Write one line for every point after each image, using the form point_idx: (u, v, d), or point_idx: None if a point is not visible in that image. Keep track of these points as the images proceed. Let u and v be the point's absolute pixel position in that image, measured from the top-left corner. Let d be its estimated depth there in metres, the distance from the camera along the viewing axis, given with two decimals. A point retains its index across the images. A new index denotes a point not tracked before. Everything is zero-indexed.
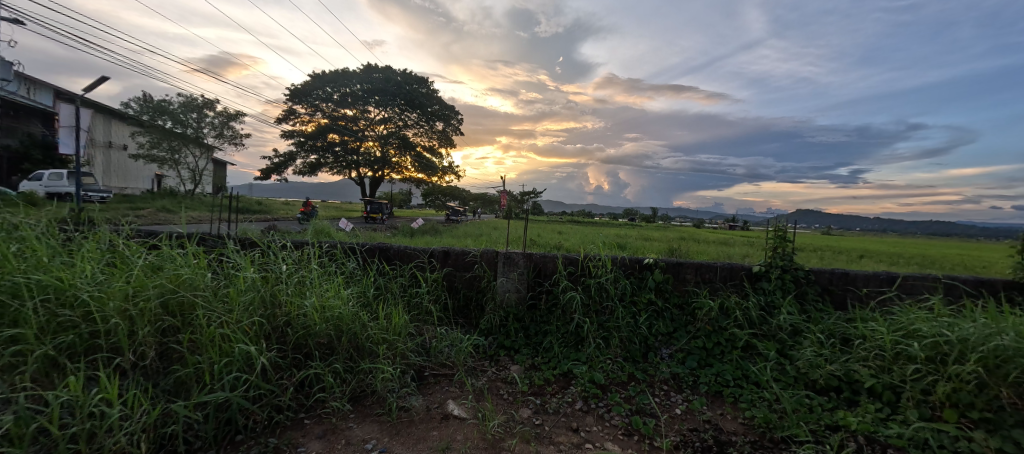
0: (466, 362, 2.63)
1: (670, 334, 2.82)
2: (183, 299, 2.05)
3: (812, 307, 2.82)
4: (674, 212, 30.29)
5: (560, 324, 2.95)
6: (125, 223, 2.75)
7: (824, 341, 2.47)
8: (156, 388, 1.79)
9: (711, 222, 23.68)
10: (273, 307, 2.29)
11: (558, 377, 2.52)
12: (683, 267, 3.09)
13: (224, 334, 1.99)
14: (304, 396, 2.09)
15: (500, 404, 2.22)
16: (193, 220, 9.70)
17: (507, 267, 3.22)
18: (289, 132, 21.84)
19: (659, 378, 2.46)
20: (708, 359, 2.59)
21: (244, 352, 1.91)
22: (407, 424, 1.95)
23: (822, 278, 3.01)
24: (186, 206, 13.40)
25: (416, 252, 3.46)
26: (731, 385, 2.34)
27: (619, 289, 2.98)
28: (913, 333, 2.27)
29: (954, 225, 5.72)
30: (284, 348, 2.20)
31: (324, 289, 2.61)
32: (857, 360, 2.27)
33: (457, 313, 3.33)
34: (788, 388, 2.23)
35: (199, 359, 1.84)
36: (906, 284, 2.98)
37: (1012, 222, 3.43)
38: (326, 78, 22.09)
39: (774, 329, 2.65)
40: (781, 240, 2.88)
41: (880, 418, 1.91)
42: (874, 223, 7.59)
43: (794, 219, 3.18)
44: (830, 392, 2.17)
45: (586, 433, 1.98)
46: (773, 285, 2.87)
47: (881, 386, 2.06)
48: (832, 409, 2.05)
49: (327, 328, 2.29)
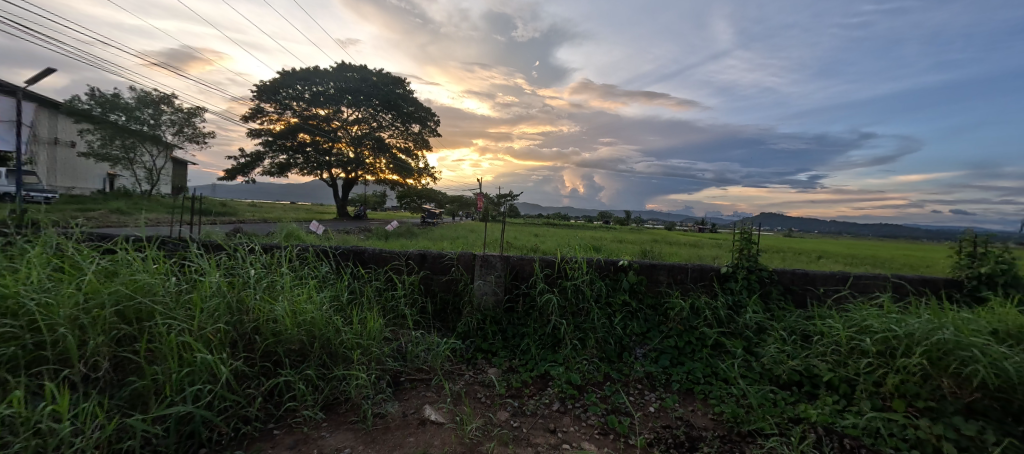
0: (443, 366, 2.62)
1: (645, 335, 2.90)
2: (141, 306, 1.94)
3: (775, 306, 2.99)
4: (648, 216, 31.11)
5: (537, 327, 2.98)
6: (74, 224, 2.56)
7: (786, 338, 2.62)
8: (111, 402, 1.68)
9: (681, 225, 24.73)
10: (239, 313, 2.20)
11: (536, 379, 2.54)
12: (657, 268, 3.19)
13: (187, 342, 1.91)
14: (273, 405, 2.01)
15: (478, 407, 2.22)
16: (149, 223, 9.04)
17: (485, 270, 3.22)
18: (257, 131, 20.97)
19: (633, 377, 2.52)
20: (680, 357, 2.67)
21: (207, 360, 1.83)
22: (383, 431, 1.91)
23: (784, 277, 3.18)
24: (140, 207, 12.47)
25: (393, 255, 3.42)
26: (701, 382, 2.43)
27: (595, 291, 3.05)
28: (865, 328, 2.43)
29: (903, 227, 6.20)
30: (251, 356, 2.11)
31: (296, 293, 2.54)
32: (816, 354, 2.41)
33: (434, 316, 3.30)
34: (754, 383, 2.35)
35: (158, 369, 1.74)
36: (859, 283, 3.20)
37: (951, 226, 3.72)
38: (297, 74, 21.16)
39: (741, 328, 2.79)
40: (746, 242, 3.06)
41: (836, 409, 2.04)
42: (833, 226, 8.12)
43: (759, 222, 3.36)
44: (792, 386, 2.29)
45: (564, 433, 2.01)
46: (739, 285, 3.02)
47: (838, 379, 2.20)
48: (794, 403, 2.18)
49: (299, 334, 2.22)
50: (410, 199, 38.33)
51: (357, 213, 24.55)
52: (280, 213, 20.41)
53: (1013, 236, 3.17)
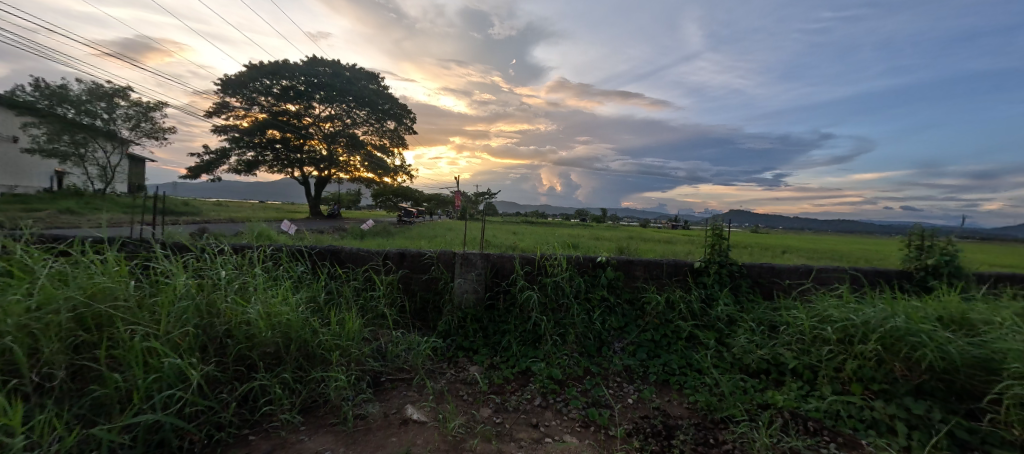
0: (424, 365, 2.60)
1: (623, 329, 2.97)
2: (100, 312, 1.84)
3: (745, 298, 3.13)
4: (624, 213, 31.75)
5: (517, 323, 3.00)
6: (22, 225, 2.38)
7: (755, 328, 2.76)
8: (69, 413, 1.58)
9: (655, 222, 25.41)
10: (209, 316, 2.11)
11: (517, 375, 2.57)
12: (633, 264, 3.29)
13: (152, 348, 1.82)
14: (248, 411, 1.93)
15: (460, 405, 2.22)
16: (107, 224, 8.53)
17: (464, 268, 3.22)
18: (222, 127, 20.01)
19: (612, 370, 2.58)
20: (656, 350, 2.76)
21: (176, 365, 1.76)
22: (364, 432, 1.89)
23: (753, 271, 3.34)
24: (94, 207, 11.65)
25: (372, 254, 3.37)
26: (677, 373, 2.52)
27: (574, 287, 3.10)
28: (826, 318, 2.58)
29: (859, 223, 6.59)
30: (223, 361, 2.03)
31: (270, 294, 2.46)
32: (782, 344, 2.54)
33: (414, 316, 3.27)
34: (726, 372, 2.46)
35: (122, 377, 1.66)
36: (820, 276, 3.39)
37: (902, 221, 4.00)
38: (263, 68, 20.01)
39: (713, 320, 2.91)
40: (718, 238, 3.19)
41: (801, 394, 2.17)
42: (797, 222, 8.52)
43: (729, 218, 3.50)
44: (761, 374, 2.42)
45: (546, 427, 2.04)
46: (712, 279, 3.16)
47: (802, 366, 2.33)
48: (763, 389, 2.30)
49: (274, 336, 2.15)
50: (387, 198, 37.59)
51: (331, 213, 23.92)
52: (250, 213, 19.12)
53: (954, 229, 3.45)
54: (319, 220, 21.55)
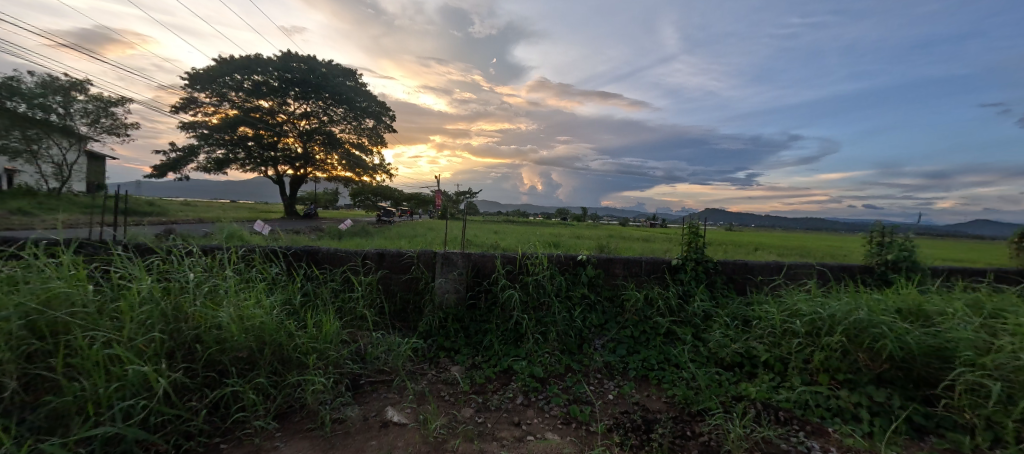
0: (405, 366, 2.57)
1: (603, 326, 3.03)
2: (56, 318, 1.74)
3: (719, 294, 3.24)
4: (604, 212, 32.21)
5: (499, 322, 3.01)
6: None
7: (729, 323, 2.85)
8: (22, 426, 1.49)
9: (635, 221, 25.91)
10: (176, 321, 2.02)
11: (499, 374, 2.57)
12: (613, 262, 3.35)
13: (114, 354, 1.74)
14: (219, 418, 1.87)
15: (442, 406, 2.21)
16: (63, 226, 8.03)
17: (446, 268, 3.20)
18: (189, 124, 19.14)
19: (592, 367, 2.63)
20: (635, 346, 2.82)
21: (140, 372, 1.68)
22: (342, 436, 1.85)
23: (727, 268, 3.46)
24: (48, 207, 10.92)
25: (350, 254, 3.31)
26: (655, 368, 2.58)
27: (555, 285, 3.13)
28: (795, 312, 2.70)
29: (826, 221, 6.91)
30: (192, 367, 1.95)
31: (243, 297, 2.38)
32: (754, 337, 2.64)
33: (394, 316, 3.22)
34: (702, 366, 2.54)
35: (81, 386, 1.57)
36: (790, 272, 3.53)
37: (864, 219, 4.22)
38: (234, 62, 19.26)
39: (690, 316, 3.00)
40: (694, 236, 3.29)
41: (772, 385, 2.27)
42: (769, 220, 8.85)
43: (705, 216, 3.60)
44: (735, 367, 2.51)
45: (528, 425, 2.06)
46: (688, 276, 3.25)
47: (773, 359, 2.44)
48: (736, 382, 2.38)
49: (247, 340, 2.08)
50: (366, 197, 36.84)
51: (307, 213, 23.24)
52: (220, 213, 18.36)
53: (910, 226, 3.67)
54: (294, 220, 20.91)
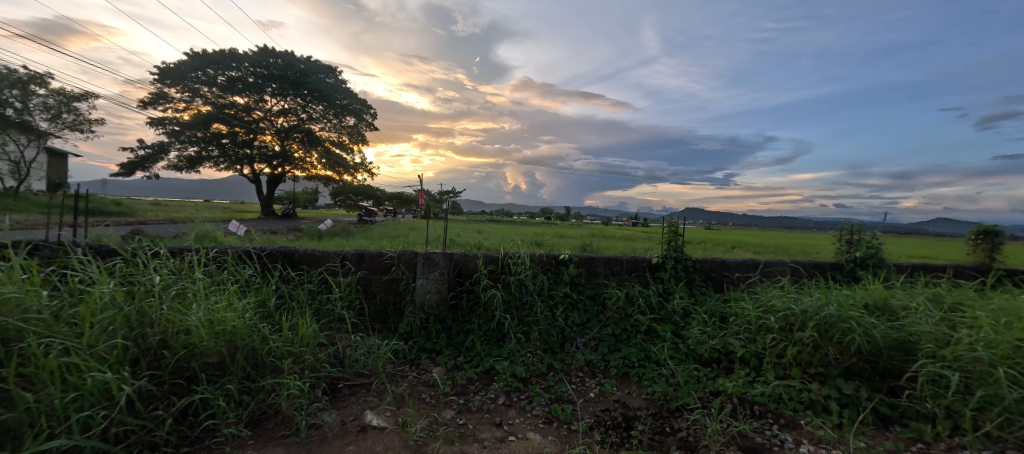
0: (385, 369, 2.52)
1: (585, 324, 3.05)
2: (7, 325, 1.63)
3: (698, 291, 3.31)
4: (588, 211, 32.54)
5: (481, 323, 2.99)
6: None
7: (707, 320, 2.92)
8: None
9: (618, 220, 26.27)
10: (141, 326, 1.93)
11: (481, 375, 2.56)
12: (595, 261, 3.38)
13: (71, 363, 1.65)
14: (186, 427, 1.79)
15: (422, 408, 2.18)
16: (19, 228, 7.56)
17: (427, 268, 3.16)
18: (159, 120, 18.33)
19: (574, 366, 2.64)
20: (617, 344, 2.85)
21: (101, 381, 1.59)
22: (319, 442, 1.80)
23: (705, 265, 3.53)
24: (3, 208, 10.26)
25: (329, 255, 3.23)
26: (636, 365, 2.62)
27: (538, 285, 3.13)
28: (769, 308, 2.78)
29: (800, 220, 7.16)
30: (158, 374, 1.86)
31: (214, 300, 2.29)
32: (731, 333, 2.71)
33: (374, 318, 3.16)
34: (681, 363, 2.59)
35: (34, 397, 1.48)
36: (765, 269, 3.64)
37: (835, 218, 4.38)
38: (207, 56, 18.50)
39: (669, 313, 3.06)
40: (674, 235, 3.35)
41: (748, 380, 2.33)
42: (746, 219, 9.10)
43: (684, 215, 3.68)
44: (712, 363, 2.57)
45: (509, 425, 2.05)
46: (668, 274, 3.31)
47: (748, 354, 2.50)
48: (713, 377, 2.44)
49: (218, 345, 2.00)
50: (347, 197, 36.13)
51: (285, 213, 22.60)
52: (192, 213, 17.69)
53: (877, 225, 3.83)
54: (271, 220, 20.32)
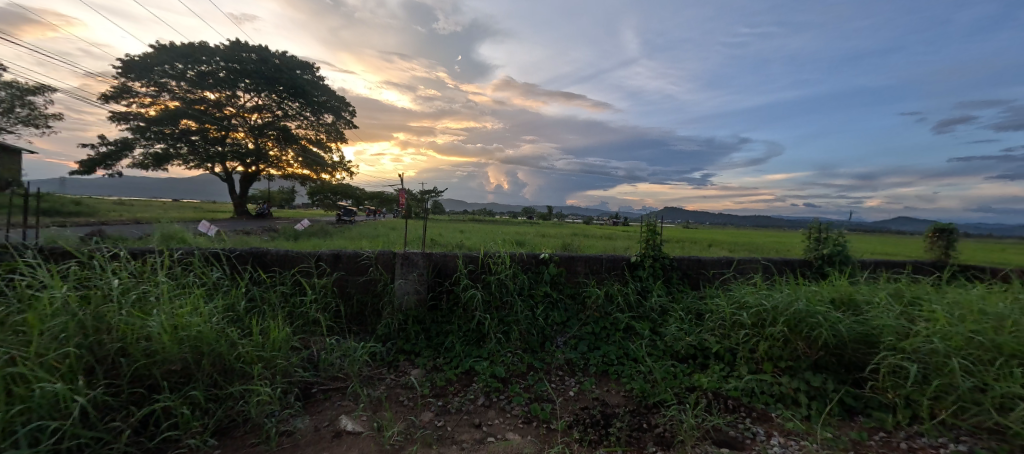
0: (361, 372, 2.45)
1: (565, 323, 3.06)
2: None
3: (675, 289, 3.37)
4: (570, 211, 32.80)
5: (461, 323, 2.96)
6: None
7: (683, 317, 2.97)
8: None
9: (599, 219, 26.62)
10: (96, 333, 1.81)
11: (461, 376, 2.52)
12: (575, 260, 3.39)
13: (16, 373, 1.53)
14: (145, 439, 1.68)
15: (399, 411, 2.13)
16: None
17: (405, 268, 3.10)
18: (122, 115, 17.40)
19: (554, 365, 2.64)
20: (596, 342, 2.87)
21: (50, 392, 1.48)
22: (290, 450, 1.74)
23: (682, 263, 3.60)
24: None
25: (303, 256, 3.13)
26: (615, 363, 2.64)
27: (518, 284, 3.12)
28: (743, 304, 2.86)
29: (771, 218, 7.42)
30: (115, 383, 1.75)
31: (178, 305, 2.17)
32: (707, 330, 2.77)
33: (350, 320, 3.08)
34: (659, 359, 2.63)
35: None
36: (739, 266, 3.74)
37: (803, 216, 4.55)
38: (174, 49, 17.64)
39: (648, 311, 3.10)
40: (652, 234, 3.41)
41: (723, 375, 2.38)
42: (721, 218, 9.36)
43: (661, 215, 3.74)
44: (689, 359, 2.62)
45: (488, 426, 2.03)
46: (646, 273, 3.37)
47: (723, 350, 2.57)
48: (690, 373, 2.49)
49: (182, 351, 1.90)
50: (326, 196, 35.26)
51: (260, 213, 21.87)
52: (159, 213, 16.97)
53: (843, 223, 4.00)
54: (244, 220, 19.67)
